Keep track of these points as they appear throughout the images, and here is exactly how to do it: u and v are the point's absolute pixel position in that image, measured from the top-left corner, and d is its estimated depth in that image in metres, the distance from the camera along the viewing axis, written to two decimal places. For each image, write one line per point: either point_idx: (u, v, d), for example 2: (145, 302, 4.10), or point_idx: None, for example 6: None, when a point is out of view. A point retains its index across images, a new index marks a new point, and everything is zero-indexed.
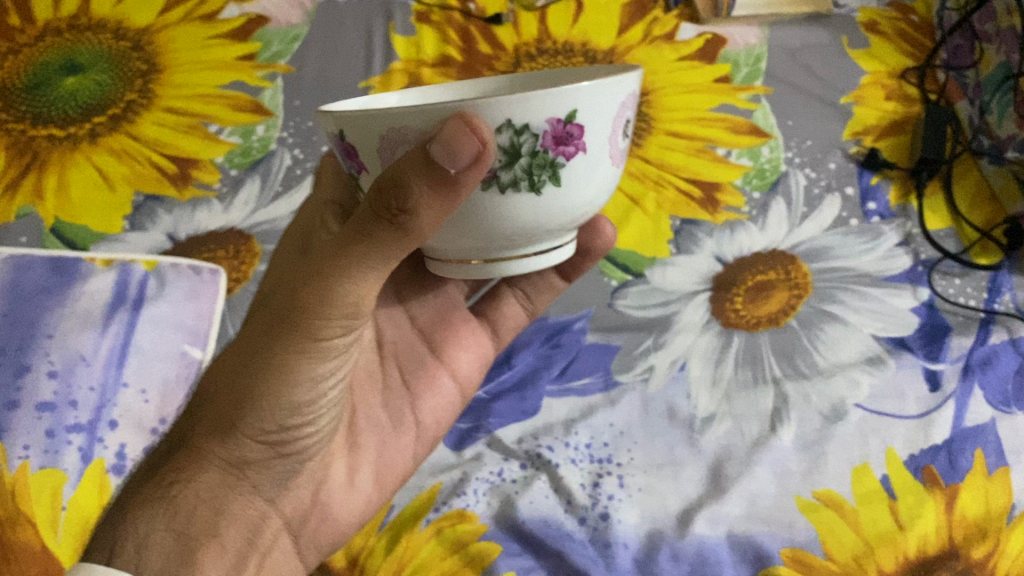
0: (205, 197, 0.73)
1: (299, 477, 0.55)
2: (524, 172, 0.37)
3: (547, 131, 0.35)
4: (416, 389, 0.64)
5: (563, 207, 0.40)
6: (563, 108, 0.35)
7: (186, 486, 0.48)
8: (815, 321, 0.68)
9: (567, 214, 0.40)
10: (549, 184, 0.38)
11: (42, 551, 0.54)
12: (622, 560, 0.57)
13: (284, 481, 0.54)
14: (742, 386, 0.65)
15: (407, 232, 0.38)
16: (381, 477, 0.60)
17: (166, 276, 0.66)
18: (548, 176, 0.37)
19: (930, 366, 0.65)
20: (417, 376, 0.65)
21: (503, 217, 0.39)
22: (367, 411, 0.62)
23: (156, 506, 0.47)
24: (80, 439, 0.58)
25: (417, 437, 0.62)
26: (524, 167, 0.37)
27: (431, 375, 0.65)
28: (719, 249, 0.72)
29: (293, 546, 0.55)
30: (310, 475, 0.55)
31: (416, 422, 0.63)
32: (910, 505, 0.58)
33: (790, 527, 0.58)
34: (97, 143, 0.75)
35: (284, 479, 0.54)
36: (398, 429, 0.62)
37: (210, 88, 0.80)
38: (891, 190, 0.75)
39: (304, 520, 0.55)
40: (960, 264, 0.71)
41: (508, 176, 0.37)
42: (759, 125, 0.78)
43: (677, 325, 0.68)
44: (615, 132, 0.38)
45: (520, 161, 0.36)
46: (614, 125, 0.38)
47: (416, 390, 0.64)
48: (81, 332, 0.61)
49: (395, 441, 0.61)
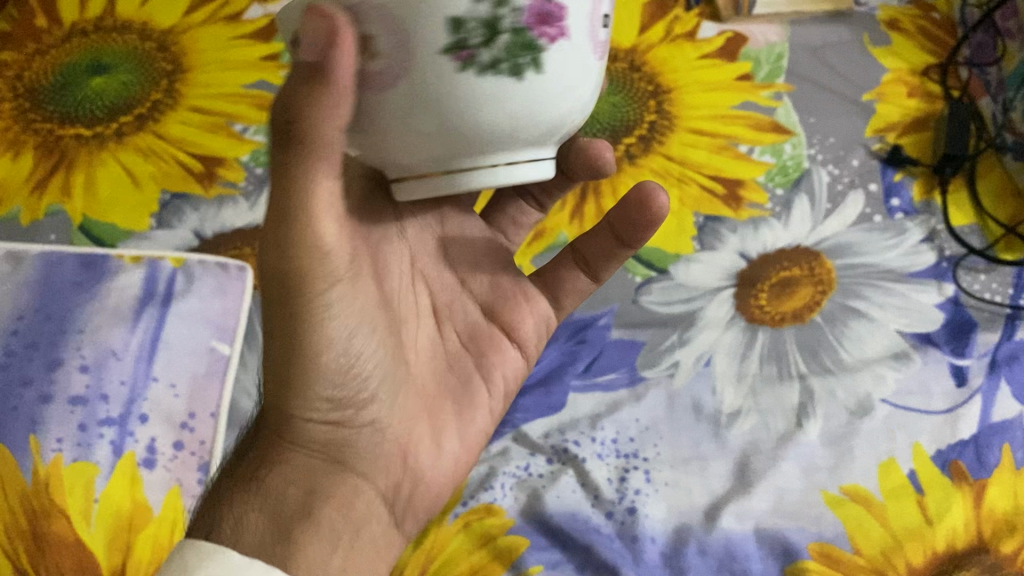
0: (231, 195, 0.73)
1: (379, 444, 0.49)
2: (505, 53, 0.36)
3: (529, 8, 0.35)
4: (483, 353, 0.57)
5: (540, 110, 0.39)
6: None
7: (275, 467, 0.47)
8: (840, 317, 0.68)
9: (543, 120, 0.40)
10: (530, 69, 0.37)
11: (75, 541, 0.55)
12: (650, 554, 0.58)
13: (371, 449, 0.49)
14: (767, 382, 0.65)
15: (318, 146, 0.38)
16: (467, 441, 0.54)
17: (194, 272, 0.66)
18: (529, 61, 0.37)
19: (957, 361, 0.66)
20: (484, 344, 0.57)
21: (487, 121, 0.38)
22: (440, 374, 0.54)
23: (246, 489, 0.46)
24: (111, 433, 0.59)
25: (491, 398, 0.56)
26: (506, 48, 0.36)
27: (490, 339, 0.57)
28: (743, 246, 0.72)
29: (390, 519, 0.49)
30: (391, 438, 0.49)
31: (487, 385, 0.56)
32: (937, 499, 0.59)
33: (817, 522, 0.59)
34: (124, 142, 0.76)
35: (368, 449, 0.49)
36: (469, 387, 0.55)
37: (235, 87, 0.80)
38: (915, 187, 0.75)
39: (398, 489, 0.50)
40: (985, 260, 0.71)
41: (487, 56, 0.36)
42: (781, 122, 0.78)
43: (702, 321, 0.68)
44: (592, 21, 0.38)
45: (501, 38, 0.36)
46: (592, 15, 0.38)
47: (480, 357, 0.56)
48: (112, 327, 0.62)
49: (472, 411, 0.55)
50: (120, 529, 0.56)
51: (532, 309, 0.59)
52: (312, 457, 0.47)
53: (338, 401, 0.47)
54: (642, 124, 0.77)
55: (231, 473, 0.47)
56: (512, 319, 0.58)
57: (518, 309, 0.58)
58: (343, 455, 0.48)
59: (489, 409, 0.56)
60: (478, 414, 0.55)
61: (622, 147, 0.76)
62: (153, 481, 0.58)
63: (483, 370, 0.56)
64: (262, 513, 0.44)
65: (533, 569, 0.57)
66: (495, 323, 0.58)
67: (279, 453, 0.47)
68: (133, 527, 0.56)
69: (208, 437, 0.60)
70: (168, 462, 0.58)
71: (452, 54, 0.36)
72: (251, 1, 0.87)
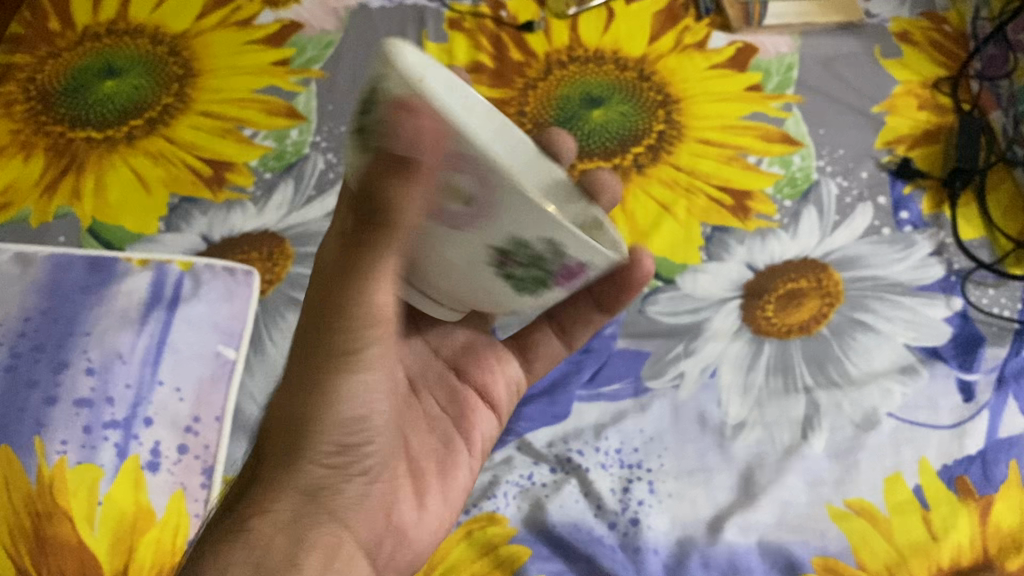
0: (239, 199, 0.74)
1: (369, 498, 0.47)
2: (528, 264, 0.42)
3: (567, 264, 0.42)
4: (458, 416, 0.56)
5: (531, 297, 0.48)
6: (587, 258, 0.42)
7: (263, 513, 0.42)
8: (848, 330, 0.67)
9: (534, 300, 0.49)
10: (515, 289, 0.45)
11: (78, 545, 0.55)
12: (653, 565, 0.58)
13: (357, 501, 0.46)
14: (773, 394, 0.65)
15: (389, 223, 0.37)
16: (449, 498, 0.53)
17: (202, 276, 0.66)
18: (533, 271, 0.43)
19: (964, 376, 0.66)
20: (459, 404, 0.57)
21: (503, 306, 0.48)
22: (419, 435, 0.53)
23: (232, 538, 0.40)
24: (116, 436, 0.59)
25: (471, 452, 0.56)
26: (527, 259, 0.42)
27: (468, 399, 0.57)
28: (750, 257, 0.71)
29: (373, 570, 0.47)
30: (381, 496, 0.48)
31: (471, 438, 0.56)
32: (944, 514, 0.60)
33: (822, 535, 0.59)
34: (134, 145, 0.76)
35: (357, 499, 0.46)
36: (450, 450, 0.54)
37: (245, 93, 0.80)
38: (925, 200, 0.75)
39: (381, 542, 0.48)
40: (994, 274, 0.71)
41: (516, 268, 0.43)
42: (790, 133, 0.78)
43: (708, 332, 0.67)
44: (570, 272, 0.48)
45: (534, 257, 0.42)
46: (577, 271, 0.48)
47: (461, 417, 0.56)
48: (119, 330, 0.63)
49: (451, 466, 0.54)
50: (123, 531, 0.56)
51: (506, 371, 0.59)
52: (303, 503, 0.43)
53: (344, 447, 0.44)
54: (651, 134, 0.77)
55: (212, 526, 0.42)
56: (487, 375, 0.58)
57: (490, 369, 0.59)
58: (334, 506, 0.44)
59: (467, 469, 0.55)
60: (460, 470, 0.55)
61: (625, 159, 0.76)
62: (157, 484, 0.58)
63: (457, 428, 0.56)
64: (248, 564, 0.39)
65: None
66: (468, 381, 0.58)
67: (269, 496, 0.42)
68: (135, 530, 0.57)
69: (213, 441, 0.60)
70: (173, 465, 0.59)
71: (493, 252, 0.42)
72: (263, 7, 0.87)
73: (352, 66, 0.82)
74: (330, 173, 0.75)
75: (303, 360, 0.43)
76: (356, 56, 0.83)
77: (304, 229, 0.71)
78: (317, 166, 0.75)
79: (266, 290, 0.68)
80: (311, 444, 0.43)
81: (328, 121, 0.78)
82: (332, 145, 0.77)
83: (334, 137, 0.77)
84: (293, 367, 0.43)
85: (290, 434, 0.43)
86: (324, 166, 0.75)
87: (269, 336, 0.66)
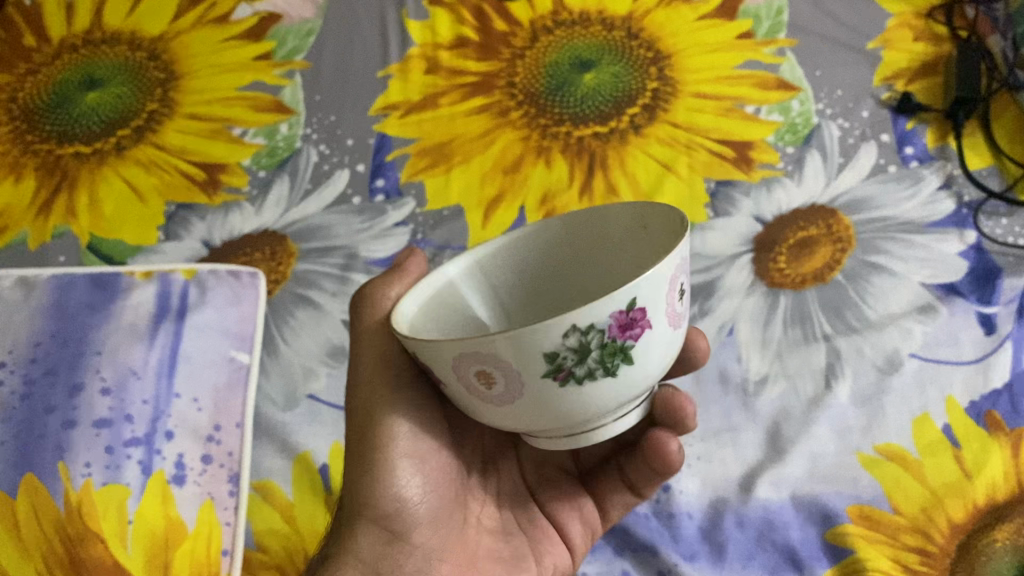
0: (237, 201, 0.73)
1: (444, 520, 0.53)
2: (597, 363, 0.35)
3: (612, 323, 0.34)
4: (538, 540, 0.59)
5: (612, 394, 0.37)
6: (625, 297, 0.34)
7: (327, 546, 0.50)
8: (862, 273, 0.67)
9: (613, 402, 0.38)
10: (623, 364, 0.36)
11: (114, 565, 0.54)
12: (688, 530, 0.58)
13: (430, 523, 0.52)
14: (792, 345, 0.64)
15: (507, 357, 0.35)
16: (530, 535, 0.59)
17: (207, 283, 0.66)
18: (621, 359, 0.36)
19: (983, 309, 0.65)
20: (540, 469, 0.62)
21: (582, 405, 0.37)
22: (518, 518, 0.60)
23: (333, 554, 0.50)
24: (139, 453, 0.58)
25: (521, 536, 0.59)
26: (599, 358, 0.35)
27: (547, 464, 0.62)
28: (758, 209, 0.70)
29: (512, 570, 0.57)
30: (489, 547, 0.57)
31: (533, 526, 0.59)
32: (975, 451, 0.59)
33: (854, 483, 0.59)
34: (123, 155, 0.76)
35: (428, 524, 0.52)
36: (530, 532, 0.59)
37: (230, 91, 0.81)
38: (928, 134, 0.74)
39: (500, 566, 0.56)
40: (1005, 203, 0.70)
41: (582, 370, 0.35)
42: (786, 78, 0.78)
43: (721, 289, 0.67)
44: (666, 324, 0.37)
45: (591, 356, 0.35)
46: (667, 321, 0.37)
47: (542, 544, 0.58)
48: (130, 345, 0.62)
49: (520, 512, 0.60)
50: (157, 546, 0.55)
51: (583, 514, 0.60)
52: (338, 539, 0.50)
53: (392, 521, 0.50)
54: (645, 92, 0.77)
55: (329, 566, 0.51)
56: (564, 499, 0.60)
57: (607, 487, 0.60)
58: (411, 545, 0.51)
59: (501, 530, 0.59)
60: (557, 551, 0.58)
61: (559, 138, 0.74)
62: (185, 497, 0.57)
63: (536, 553, 0.58)
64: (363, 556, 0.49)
65: (571, 555, 0.58)
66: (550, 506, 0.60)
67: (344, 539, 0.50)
68: (169, 544, 0.55)
69: (235, 448, 0.59)
70: (199, 476, 0.58)
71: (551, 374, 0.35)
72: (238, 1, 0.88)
73: (335, 55, 0.83)
74: (325, 165, 0.75)
75: (360, 449, 0.50)
76: (338, 42, 0.84)
77: (305, 225, 0.71)
78: (310, 159, 0.76)
79: (274, 290, 0.68)
80: (364, 507, 0.49)
81: (317, 113, 0.79)
82: (323, 136, 0.77)
83: (324, 128, 0.78)
84: (354, 443, 0.50)
85: (349, 511, 0.50)
86: (318, 158, 0.75)
87: (281, 336, 0.66)
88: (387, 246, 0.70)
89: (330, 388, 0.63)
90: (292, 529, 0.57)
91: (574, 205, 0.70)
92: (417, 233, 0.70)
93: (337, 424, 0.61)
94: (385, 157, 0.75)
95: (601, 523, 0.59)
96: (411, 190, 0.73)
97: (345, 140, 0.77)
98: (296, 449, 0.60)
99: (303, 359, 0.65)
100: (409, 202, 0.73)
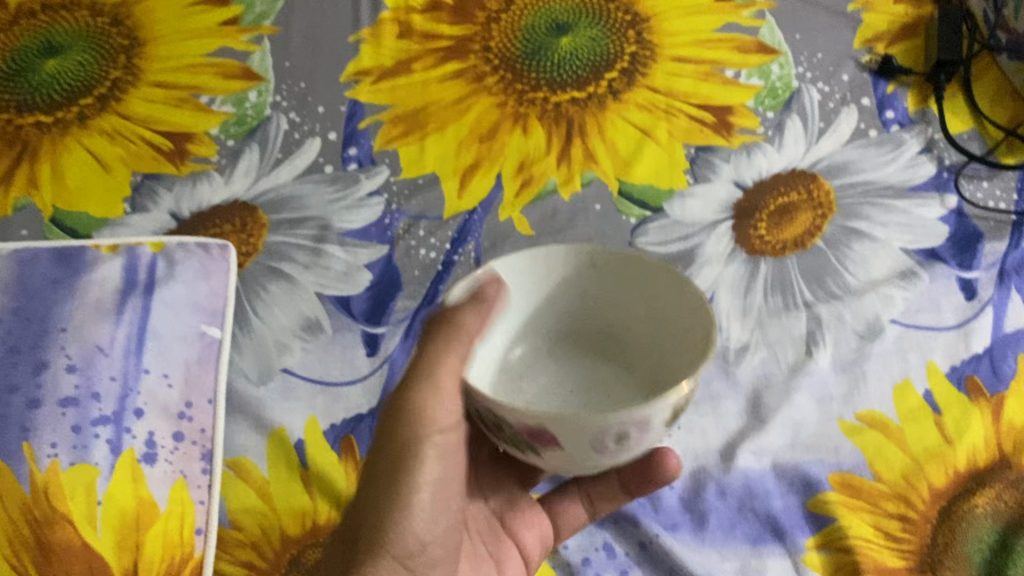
0: (204, 171, 0.71)
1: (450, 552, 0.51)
2: None
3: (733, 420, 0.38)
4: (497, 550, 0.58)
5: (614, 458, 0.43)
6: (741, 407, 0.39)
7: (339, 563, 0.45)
8: (842, 240, 0.66)
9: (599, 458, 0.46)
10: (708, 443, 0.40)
11: (83, 547, 0.53)
12: (669, 500, 0.57)
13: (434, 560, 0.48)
14: (773, 313, 0.63)
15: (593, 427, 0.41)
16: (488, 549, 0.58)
17: (175, 256, 0.65)
18: None
19: (964, 275, 0.64)
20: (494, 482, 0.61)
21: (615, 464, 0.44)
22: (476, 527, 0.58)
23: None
24: (107, 432, 0.56)
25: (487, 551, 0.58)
26: None
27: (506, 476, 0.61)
28: (738, 175, 0.69)
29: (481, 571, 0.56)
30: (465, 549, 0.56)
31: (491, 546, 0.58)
32: (956, 417, 0.58)
33: (836, 451, 0.58)
34: (86, 125, 0.73)
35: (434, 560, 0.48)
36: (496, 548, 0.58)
37: (197, 57, 0.78)
38: (909, 97, 0.73)
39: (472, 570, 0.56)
40: (987, 166, 0.69)
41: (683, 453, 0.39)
42: (765, 42, 0.77)
43: (701, 257, 0.66)
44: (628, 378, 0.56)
45: None
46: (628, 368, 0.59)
47: (500, 552, 0.58)
48: (95, 322, 0.60)
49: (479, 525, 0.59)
50: (128, 527, 0.54)
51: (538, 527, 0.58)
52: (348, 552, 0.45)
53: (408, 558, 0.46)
54: (623, 56, 0.75)
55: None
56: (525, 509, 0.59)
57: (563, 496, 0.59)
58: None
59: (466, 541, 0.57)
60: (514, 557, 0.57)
61: (536, 104, 0.73)
62: (156, 475, 0.56)
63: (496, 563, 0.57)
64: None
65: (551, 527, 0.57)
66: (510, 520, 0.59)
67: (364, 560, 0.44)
68: (140, 525, 0.54)
69: (208, 425, 0.58)
70: (170, 454, 0.57)
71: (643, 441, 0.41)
72: None
73: (305, 20, 0.81)
74: (295, 133, 0.73)
75: (394, 471, 0.45)
76: (308, 7, 0.82)
77: (277, 195, 0.70)
78: (280, 127, 0.74)
79: (244, 263, 0.66)
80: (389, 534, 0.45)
81: (287, 79, 0.77)
82: (293, 104, 0.75)
83: (294, 95, 0.76)
84: (390, 469, 0.45)
85: (366, 533, 0.45)
86: (288, 126, 0.73)
87: (253, 310, 0.64)
88: (361, 216, 0.69)
89: (304, 363, 0.62)
90: (267, 506, 0.56)
91: (552, 172, 0.70)
92: (392, 203, 0.69)
93: (312, 400, 0.60)
94: (357, 125, 0.74)
95: (556, 539, 0.57)
96: (384, 158, 0.72)
97: (316, 107, 0.75)
98: (271, 425, 0.59)
99: (276, 332, 0.63)
100: (383, 171, 0.71)
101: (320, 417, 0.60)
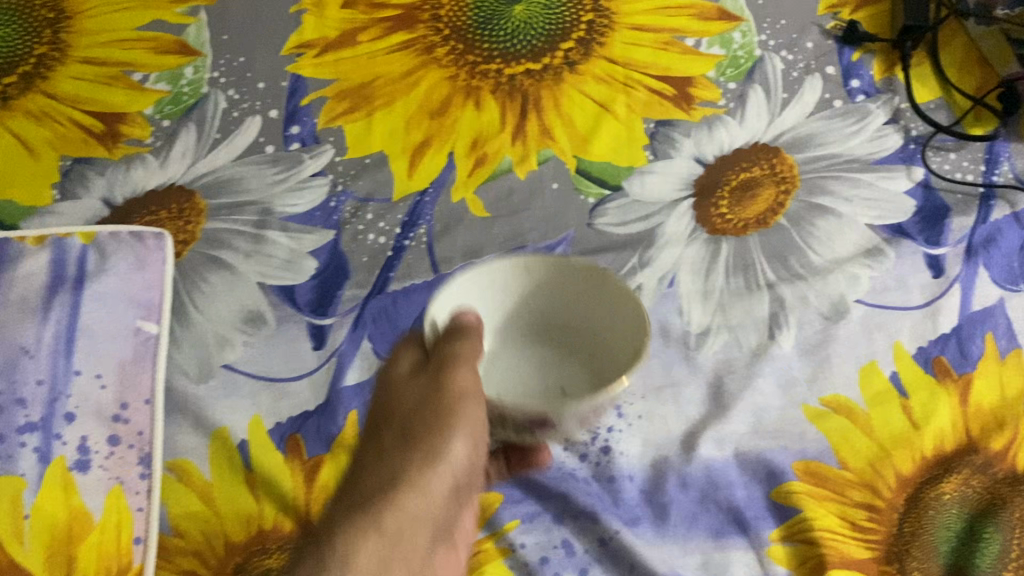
0: (139, 154, 0.67)
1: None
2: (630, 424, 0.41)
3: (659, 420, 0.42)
4: None
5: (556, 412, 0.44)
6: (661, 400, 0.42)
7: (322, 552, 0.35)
8: (806, 217, 0.63)
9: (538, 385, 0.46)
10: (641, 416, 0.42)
11: (10, 564, 0.51)
12: (629, 494, 0.55)
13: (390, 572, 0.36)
14: (735, 295, 0.61)
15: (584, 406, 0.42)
16: None
17: (107, 247, 0.61)
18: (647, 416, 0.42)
19: (932, 251, 0.62)
20: None
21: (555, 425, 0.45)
22: None
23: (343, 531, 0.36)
24: (34, 440, 0.54)
25: None
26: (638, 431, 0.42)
27: None
28: (699, 150, 0.67)
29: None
30: None
31: None
32: (923, 400, 0.57)
33: (801, 438, 0.56)
34: (11, 106, 0.69)
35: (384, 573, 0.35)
36: None
37: (128, 31, 0.74)
38: (875, 64, 0.71)
39: None
40: (954, 136, 0.67)
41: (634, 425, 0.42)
42: (727, 8, 0.74)
43: (661, 238, 0.63)
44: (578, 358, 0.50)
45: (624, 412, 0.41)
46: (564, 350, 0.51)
47: None
48: (20, 322, 0.57)
49: None
50: (58, 541, 0.51)
51: None
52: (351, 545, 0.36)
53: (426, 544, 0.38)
54: (580, 24, 0.72)
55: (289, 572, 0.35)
56: None
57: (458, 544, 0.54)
58: (388, 528, 0.37)
59: None
60: None
61: (490, 77, 0.70)
62: (89, 484, 0.53)
63: None
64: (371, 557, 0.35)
65: (508, 526, 0.55)
66: None
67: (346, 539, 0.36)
68: (72, 538, 0.51)
69: (146, 427, 0.55)
70: (104, 460, 0.54)
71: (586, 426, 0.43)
72: None
73: None
74: (234, 112, 0.69)
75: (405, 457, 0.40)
76: None
77: (216, 179, 0.66)
78: (218, 105, 0.70)
79: (181, 251, 0.63)
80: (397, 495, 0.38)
81: (225, 53, 0.73)
82: (231, 80, 0.71)
83: (233, 71, 0.72)
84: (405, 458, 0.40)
85: (370, 500, 0.38)
86: (227, 104, 0.70)
87: (192, 302, 0.61)
88: (305, 198, 0.65)
89: (247, 358, 0.59)
90: (209, 510, 0.53)
91: (507, 150, 0.67)
92: (337, 184, 0.66)
93: (256, 396, 0.57)
94: (300, 101, 0.70)
95: None
96: (329, 136, 0.68)
97: (257, 83, 0.71)
98: (213, 425, 0.56)
99: (217, 326, 0.60)
100: (328, 149, 0.68)
101: (265, 416, 0.57)
